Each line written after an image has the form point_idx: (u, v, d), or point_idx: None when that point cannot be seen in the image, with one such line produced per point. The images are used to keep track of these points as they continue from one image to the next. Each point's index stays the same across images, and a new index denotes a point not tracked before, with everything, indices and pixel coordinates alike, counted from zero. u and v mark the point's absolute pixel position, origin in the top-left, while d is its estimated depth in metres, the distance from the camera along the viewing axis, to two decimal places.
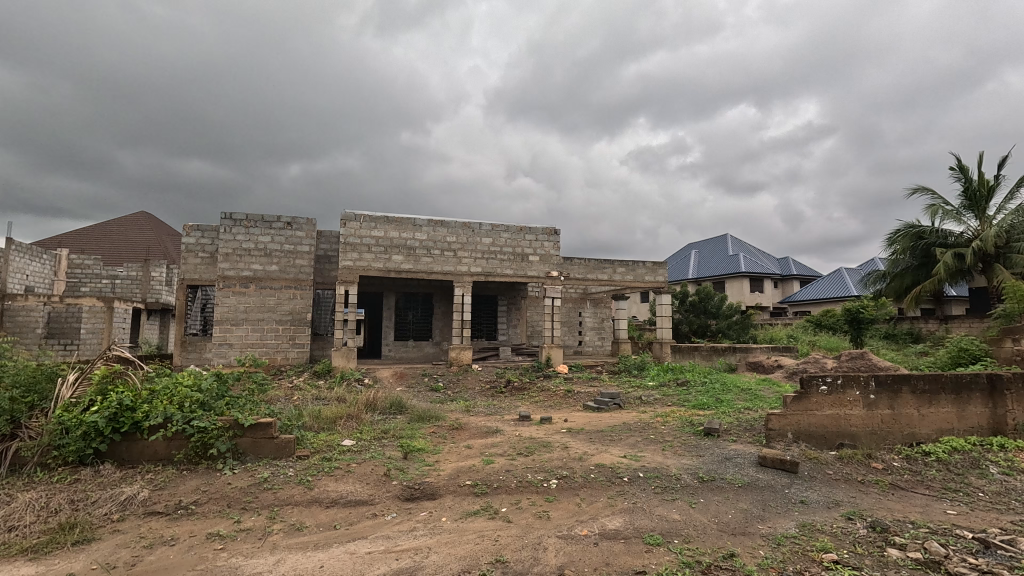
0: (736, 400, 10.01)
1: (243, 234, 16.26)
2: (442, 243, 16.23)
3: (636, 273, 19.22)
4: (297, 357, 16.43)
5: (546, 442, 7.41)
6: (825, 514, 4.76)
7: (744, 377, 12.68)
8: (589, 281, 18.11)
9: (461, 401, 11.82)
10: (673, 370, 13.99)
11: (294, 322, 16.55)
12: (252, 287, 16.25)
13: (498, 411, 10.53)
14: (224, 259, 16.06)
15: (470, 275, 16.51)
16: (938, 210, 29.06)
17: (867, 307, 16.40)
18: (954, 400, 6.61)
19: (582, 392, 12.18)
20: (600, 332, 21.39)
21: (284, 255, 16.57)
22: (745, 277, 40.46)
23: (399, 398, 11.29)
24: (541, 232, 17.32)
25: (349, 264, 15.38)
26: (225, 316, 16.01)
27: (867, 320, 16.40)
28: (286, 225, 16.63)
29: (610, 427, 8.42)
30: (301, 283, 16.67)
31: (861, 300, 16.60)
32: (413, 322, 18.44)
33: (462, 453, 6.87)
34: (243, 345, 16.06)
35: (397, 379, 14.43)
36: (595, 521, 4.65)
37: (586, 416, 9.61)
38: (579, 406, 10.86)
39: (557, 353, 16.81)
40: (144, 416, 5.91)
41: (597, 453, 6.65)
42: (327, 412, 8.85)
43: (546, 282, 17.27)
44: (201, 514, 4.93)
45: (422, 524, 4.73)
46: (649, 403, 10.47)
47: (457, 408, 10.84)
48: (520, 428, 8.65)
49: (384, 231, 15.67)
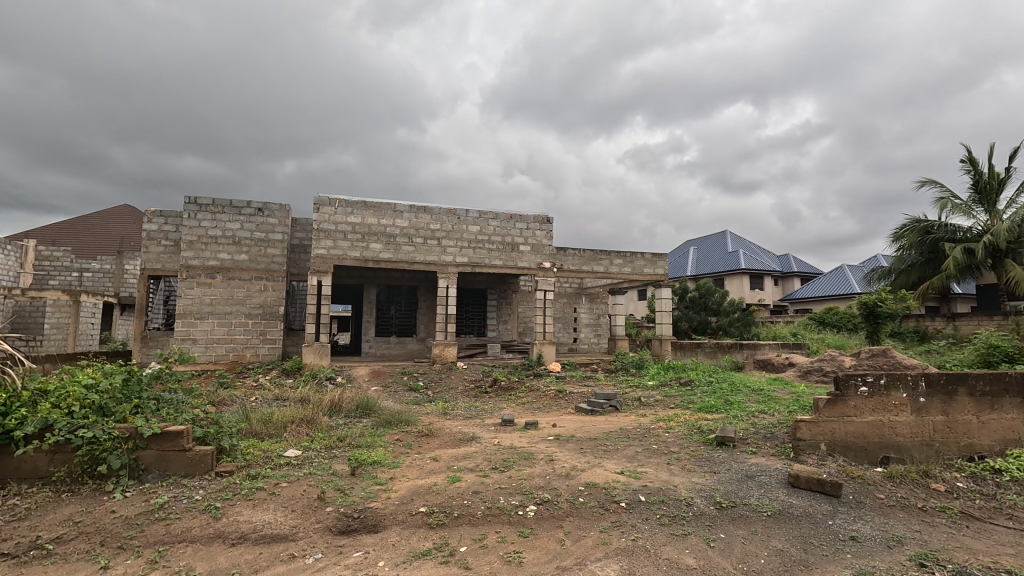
0: (748, 402, 8.87)
1: (209, 221, 15.00)
2: (425, 231, 15.02)
3: (635, 265, 17.97)
4: (268, 354, 15.22)
5: (528, 452, 6.22)
6: (889, 558, 3.58)
7: (753, 376, 11.51)
8: (585, 272, 16.90)
9: (440, 403, 10.61)
10: (675, 369, 12.78)
11: (265, 316, 15.33)
12: (219, 278, 15.00)
13: (479, 414, 9.31)
14: (188, 247, 14.81)
15: (455, 266, 15.29)
16: (946, 203, 27.92)
17: (885, 299, 15.25)
18: (1021, 404, 5.44)
19: (575, 393, 10.99)
20: (596, 329, 20.23)
21: (255, 244, 15.32)
22: (745, 274, 39.36)
23: (369, 398, 10.09)
24: (533, 219, 16.11)
25: (323, 252, 14.13)
26: (189, 309, 14.76)
27: (885, 314, 15.26)
28: (257, 211, 15.39)
29: (605, 433, 7.25)
30: (274, 274, 15.44)
31: (878, 292, 15.48)
32: (396, 316, 17.23)
33: (426, 467, 5.70)
34: (209, 340, 14.81)
35: (373, 377, 13.21)
36: (582, 568, 3.47)
37: (577, 420, 8.44)
38: (571, 409, 9.66)
39: (548, 351, 15.63)
40: (18, 424, 4.68)
41: (589, 468, 5.45)
42: (279, 415, 7.66)
43: (538, 274, 16.04)
44: (60, 555, 3.70)
45: (350, 572, 3.51)
46: (649, 405, 9.31)
47: (434, 411, 9.66)
48: (501, 434, 7.47)
49: (361, 217, 14.44)
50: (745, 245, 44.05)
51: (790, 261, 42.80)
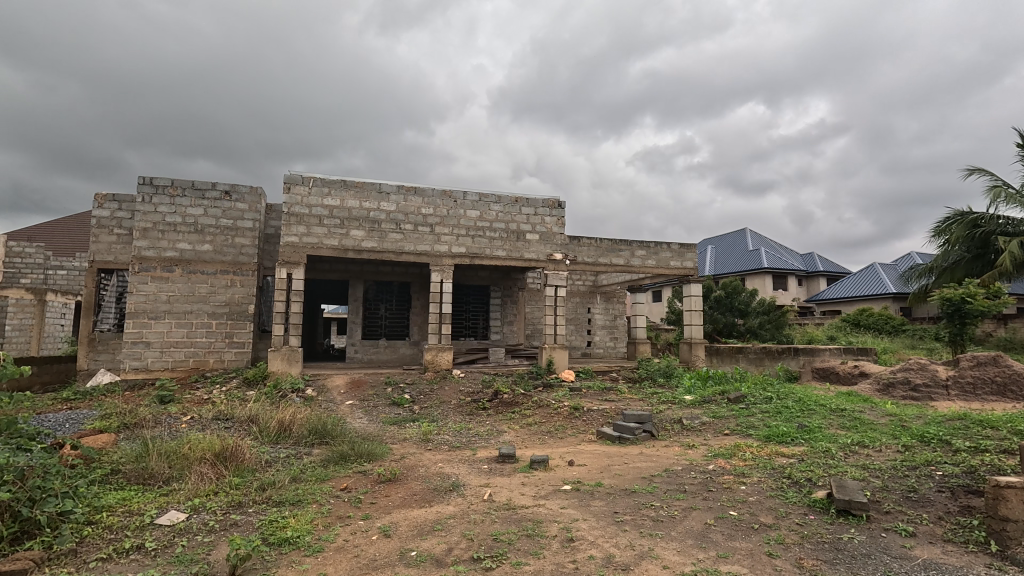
0: (832, 428, 6.61)
1: (167, 205, 12.99)
2: (416, 216, 12.85)
3: (660, 257, 14.97)
4: (235, 360, 13.13)
5: (534, 523, 3.96)
6: None
7: (817, 390, 9.18)
8: (602, 266, 14.58)
9: (424, 424, 8.40)
10: (715, 380, 10.49)
11: (231, 316, 13.26)
12: (177, 272, 12.96)
13: (471, 442, 7.09)
14: (141, 236, 12.79)
15: (451, 258, 13.11)
16: (1000, 193, 25.17)
17: (977, 295, 12.77)
18: None
19: (595, 410, 8.71)
20: (612, 331, 17.99)
21: (220, 232, 13.28)
22: (769, 274, 36.82)
23: (332, 418, 7.93)
24: (541, 203, 13.85)
25: (293, 240, 12.02)
26: (142, 307, 12.71)
27: (975, 313, 12.78)
28: (223, 195, 13.35)
29: (648, 481, 5.00)
30: (242, 268, 13.38)
31: (966, 286, 13.00)
32: (385, 316, 15.06)
33: (374, 551, 3.53)
34: (165, 344, 12.76)
35: (351, 389, 11.02)
36: None
37: (602, 454, 6.23)
38: (591, 435, 7.42)
39: (560, 357, 13.39)
40: None
41: (635, 565, 3.21)
42: (188, 446, 5.51)
43: (547, 267, 13.80)
44: None
45: None
46: (696, 431, 7.07)
47: (414, 436, 7.50)
48: (494, 480, 5.21)
49: (340, 199, 12.33)
50: (767, 244, 41.46)
51: (815, 260, 40.16)
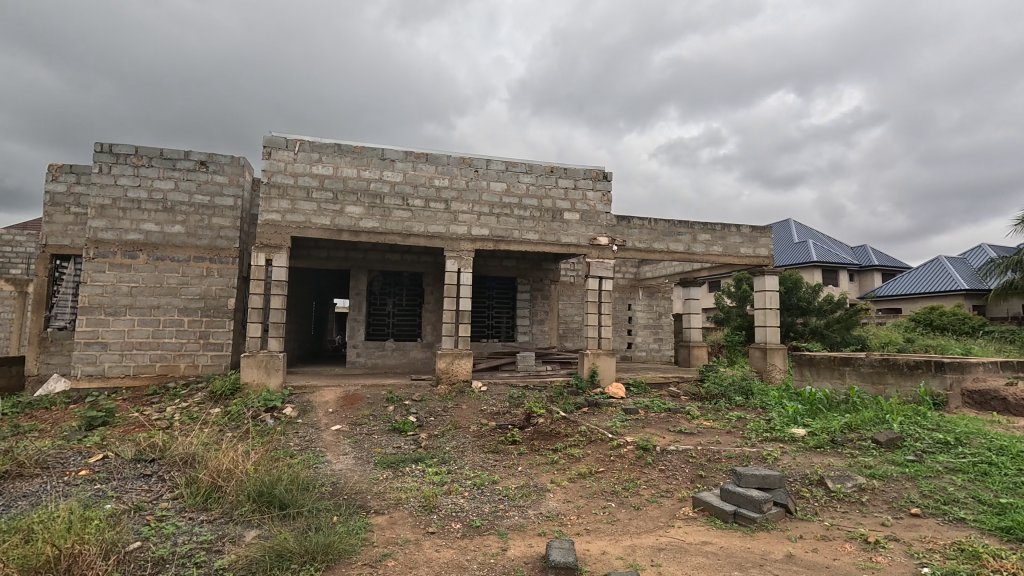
0: None
1: (128, 177, 10.73)
2: (427, 189, 10.34)
3: (727, 242, 12.16)
4: (210, 365, 10.90)
5: None
6: None
7: (994, 427, 6.38)
8: (657, 252, 11.83)
9: (429, 468, 5.94)
10: (824, 405, 7.73)
11: (207, 313, 11.00)
12: (142, 258, 10.74)
13: (500, 515, 4.56)
14: (98, 215, 10.56)
15: (471, 242, 10.58)
16: None
17: None
18: None
19: (675, 453, 6.05)
20: (656, 332, 15.31)
21: (194, 210, 11.00)
22: (819, 267, 33.35)
23: (297, 463, 5.51)
24: (582, 174, 11.16)
25: (274, 218, 9.64)
26: (100, 301, 10.52)
27: None
28: (197, 165, 11.03)
29: None
30: (221, 255, 11.11)
31: None
32: (393, 314, 12.64)
33: None
34: (126, 346, 10.57)
35: (343, 406, 8.62)
36: None
37: (725, 562, 3.60)
38: (686, 504, 4.77)
39: (606, 365, 10.77)
40: None
41: None
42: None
43: (590, 254, 11.16)
44: None
45: None
46: (861, 510, 4.39)
47: (412, 494, 5.02)
48: None
49: (333, 167, 9.88)
50: (813, 236, 37.94)
51: (869, 253, 36.53)
